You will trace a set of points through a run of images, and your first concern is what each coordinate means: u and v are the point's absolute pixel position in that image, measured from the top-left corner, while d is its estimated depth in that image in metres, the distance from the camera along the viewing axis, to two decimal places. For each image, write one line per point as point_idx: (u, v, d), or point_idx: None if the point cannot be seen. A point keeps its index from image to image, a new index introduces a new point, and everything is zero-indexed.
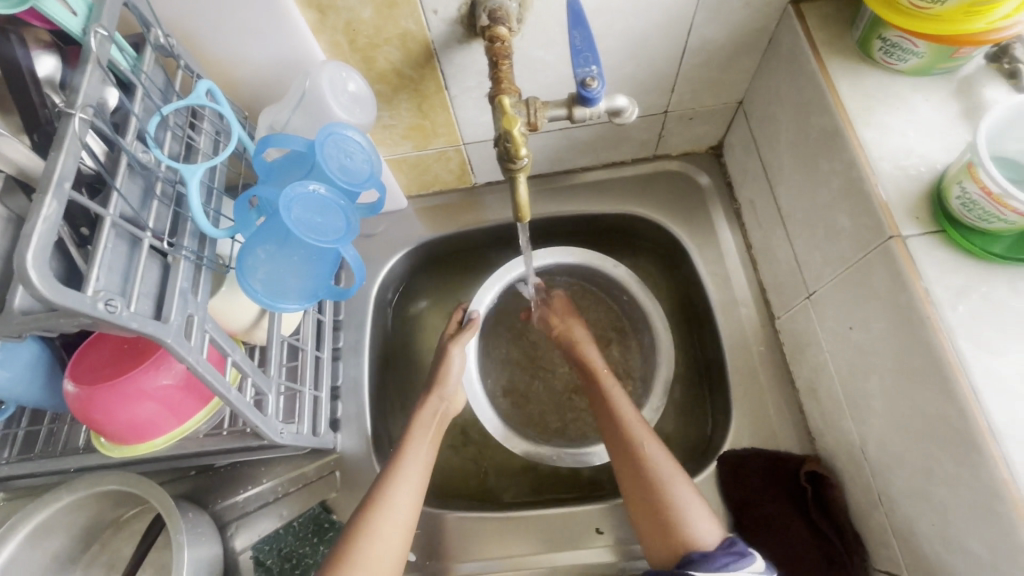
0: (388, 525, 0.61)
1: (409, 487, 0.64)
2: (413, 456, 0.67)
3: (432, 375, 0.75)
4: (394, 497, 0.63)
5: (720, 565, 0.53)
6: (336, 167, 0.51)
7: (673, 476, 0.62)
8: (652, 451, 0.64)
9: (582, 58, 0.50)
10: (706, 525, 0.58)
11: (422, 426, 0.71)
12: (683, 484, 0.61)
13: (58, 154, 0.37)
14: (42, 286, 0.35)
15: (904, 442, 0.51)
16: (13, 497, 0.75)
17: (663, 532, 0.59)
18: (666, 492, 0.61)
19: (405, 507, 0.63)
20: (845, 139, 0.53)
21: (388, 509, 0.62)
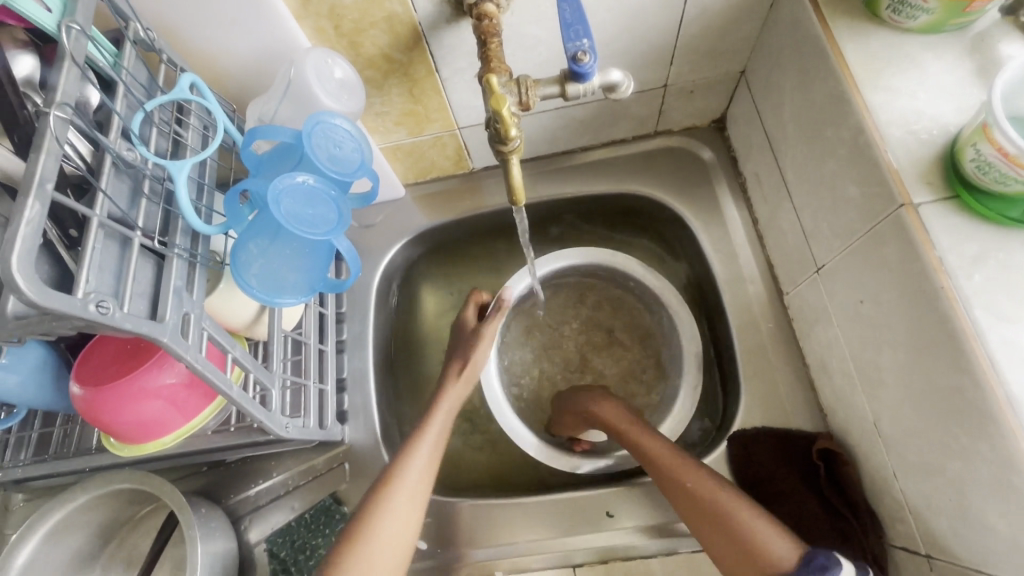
0: (401, 507, 0.59)
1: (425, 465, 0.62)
2: (427, 435, 0.64)
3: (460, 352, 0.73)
4: (406, 476, 0.60)
5: None
6: (325, 157, 0.50)
7: (721, 493, 0.57)
8: (692, 475, 0.59)
9: (573, 31, 0.48)
10: (777, 541, 0.52)
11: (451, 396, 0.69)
12: (735, 499, 0.56)
13: (37, 155, 0.36)
14: (29, 289, 0.34)
15: (919, 416, 0.49)
16: (34, 497, 0.77)
17: (741, 557, 0.53)
18: (723, 512, 0.56)
19: (421, 484, 0.61)
20: (852, 105, 0.51)
21: (401, 488, 0.59)
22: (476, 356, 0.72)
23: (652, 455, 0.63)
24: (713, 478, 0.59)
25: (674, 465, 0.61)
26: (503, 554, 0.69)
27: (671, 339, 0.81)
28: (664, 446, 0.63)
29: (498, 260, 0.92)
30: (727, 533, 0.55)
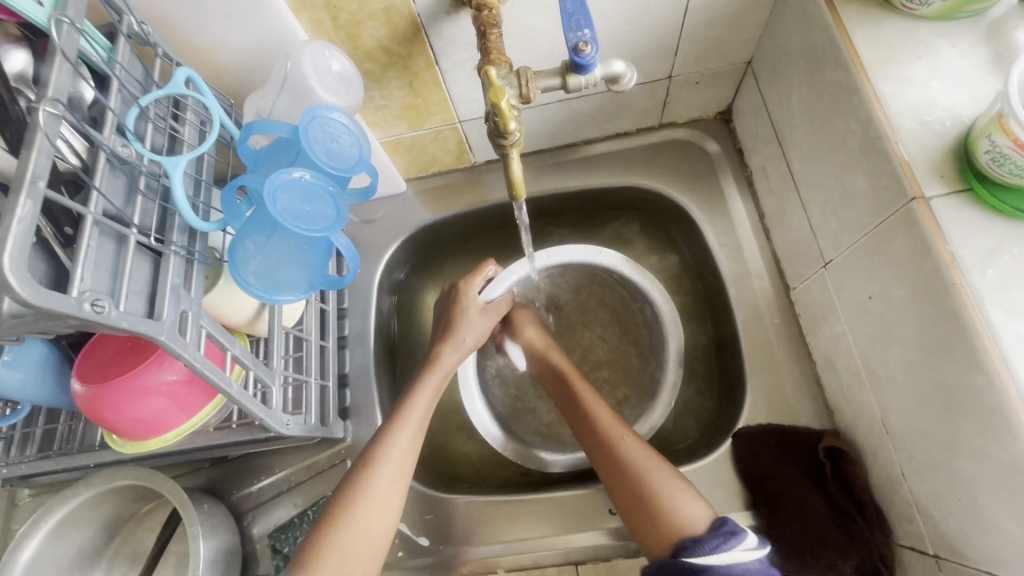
0: (367, 519, 0.56)
1: (392, 473, 0.59)
2: (395, 442, 0.60)
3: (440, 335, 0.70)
4: (372, 487, 0.57)
5: (711, 549, 0.51)
6: (322, 152, 0.50)
7: (649, 459, 0.60)
8: (625, 442, 0.62)
9: (574, 21, 0.47)
10: (692, 507, 0.55)
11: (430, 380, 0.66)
12: (660, 467, 0.59)
13: (29, 152, 0.36)
14: (21, 289, 0.34)
15: (929, 415, 0.48)
16: (40, 492, 0.78)
17: (651, 521, 0.56)
18: (648, 479, 0.58)
19: (390, 493, 0.58)
20: (862, 95, 0.50)
21: (366, 501, 0.57)
22: (445, 353, 0.68)
23: (593, 419, 0.65)
24: (644, 447, 0.61)
25: (613, 426, 0.63)
26: (505, 551, 0.68)
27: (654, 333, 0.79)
28: (607, 412, 0.65)
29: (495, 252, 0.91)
30: (645, 497, 0.57)
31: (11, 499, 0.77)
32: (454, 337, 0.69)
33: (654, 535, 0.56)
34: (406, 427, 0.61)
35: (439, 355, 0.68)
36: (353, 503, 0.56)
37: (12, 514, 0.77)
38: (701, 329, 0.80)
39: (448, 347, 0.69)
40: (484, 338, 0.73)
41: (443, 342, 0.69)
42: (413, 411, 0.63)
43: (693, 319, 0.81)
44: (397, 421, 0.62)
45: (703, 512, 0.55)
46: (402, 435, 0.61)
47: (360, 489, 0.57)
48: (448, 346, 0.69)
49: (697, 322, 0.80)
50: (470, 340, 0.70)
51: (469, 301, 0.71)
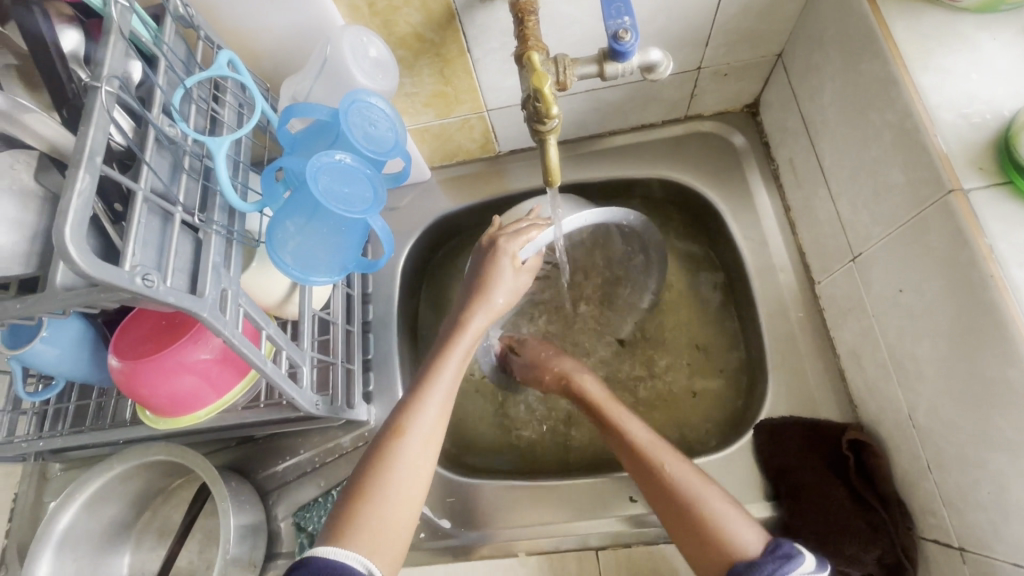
0: (399, 493, 0.53)
1: (421, 442, 0.56)
2: (423, 415, 0.56)
3: (472, 287, 0.65)
4: (400, 458, 0.54)
5: (768, 573, 0.48)
6: (361, 136, 0.50)
7: (699, 482, 0.57)
8: (671, 460, 0.60)
9: (614, 8, 0.47)
10: (746, 530, 0.53)
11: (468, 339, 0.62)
12: (708, 486, 0.57)
13: (87, 128, 0.37)
14: (81, 261, 0.35)
15: (960, 407, 0.48)
16: (71, 466, 0.80)
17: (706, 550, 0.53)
18: (699, 501, 0.56)
19: (421, 463, 0.55)
20: (899, 88, 0.50)
21: (396, 472, 0.54)
22: (475, 319, 0.63)
23: (631, 439, 0.63)
24: (692, 467, 0.59)
25: (653, 448, 0.61)
26: (526, 536, 0.69)
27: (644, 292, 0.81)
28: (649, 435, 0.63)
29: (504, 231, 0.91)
30: (696, 519, 0.55)
31: (43, 473, 0.80)
32: (486, 298, 0.63)
33: (709, 557, 0.53)
34: (435, 397, 0.58)
35: (469, 316, 0.63)
36: (383, 472, 0.54)
37: (44, 488, 0.79)
38: (722, 321, 0.80)
39: (479, 311, 0.63)
40: (518, 293, 0.67)
41: (475, 302, 0.63)
42: (442, 379, 0.59)
43: (714, 311, 0.81)
44: (428, 389, 0.58)
45: (758, 537, 0.53)
46: (432, 404, 0.57)
47: (389, 460, 0.54)
48: (479, 308, 0.63)
49: (719, 315, 0.80)
50: (502, 302, 0.64)
51: (506, 261, 0.64)
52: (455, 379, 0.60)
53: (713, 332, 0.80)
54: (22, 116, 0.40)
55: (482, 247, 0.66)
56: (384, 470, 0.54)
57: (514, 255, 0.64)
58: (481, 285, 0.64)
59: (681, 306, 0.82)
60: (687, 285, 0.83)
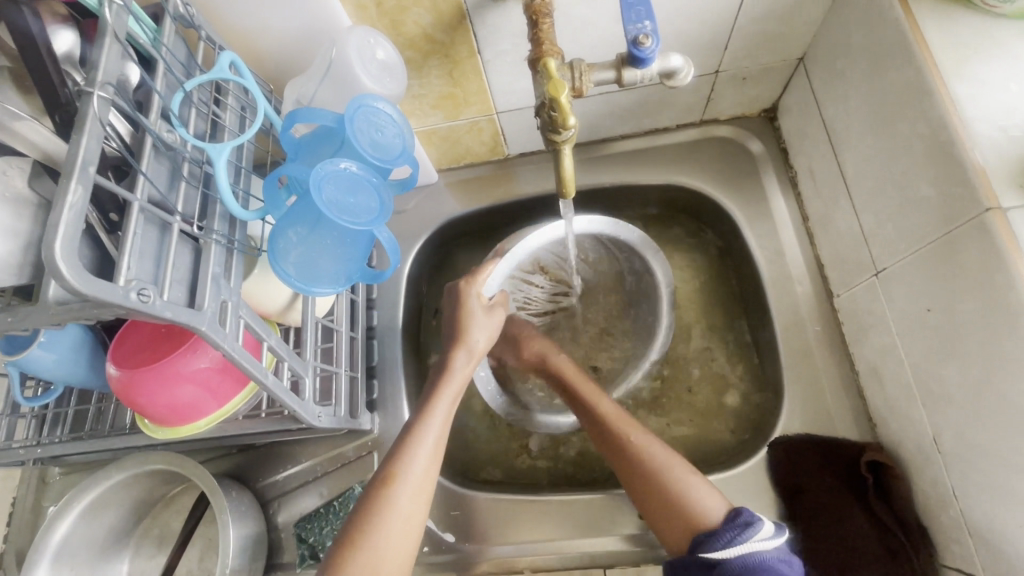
0: (392, 546, 0.53)
1: (412, 491, 0.55)
2: (412, 463, 0.56)
3: (451, 331, 0.65)
4: (392, 509, 0.54)
5: (725, 542, 0.52)
6: (367, 143, 0.48)
7: (665, 453, 0.60)
8: (636, 433, 0.63)
9: (635, 12, 0.45)
10: (706, 495, 0.57)
11: (452, 381, 0.62)
12: (673, 458, 0.60)
13: (80, 136, 0.35)
14: (72, 277, 0.33)
15: (990, 434, 0.46)
16: (70, 471, 0.79)
17: (671, 514, 0.57)
18: (664, 472, 0.59)
19: (413, 513, 0.55)
20: (933, 97, 0.47)
21: (387, 523, 0.53)
22: (457, 362, 0.63)
23: (601, 413, 0.65)
24: (655, 438, 0.62)
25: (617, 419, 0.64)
26: (532, 550, 0.68)
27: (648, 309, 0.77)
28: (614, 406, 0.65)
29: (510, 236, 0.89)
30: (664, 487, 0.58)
31: (42, 477, 0.79)
32: (465, 341, 0.64)
33: (675, 519, 0.57)
34: (423, 445, 0.57)
35: (450, 362, 0.63)
36: (376, 525, 0.53)
37: (43, 492, 0.78)
38: (735, 332, 0.78)
39: (460, 355, 0.64)
40: (495, 336, 0.67)
41: (454, 346, 0.64)
42: (431, 424, 0.59)
43: (728, 321, 0.79)
44: (415, 435, 0.58)
45: (717, 498, 0.57)
46: (421, 452, 0.57)
47: (381, 511, 0.54)
48: (459, 352, 0.64)
49: (732, 325, 0.78)
50: (481, 344, 0.65)
51: (474, 303, 0.65)
52: (446, 423, 0.60)
53: (726, 343, 0.78)
54: (12, 124, 0.40)
55: (453, 293, 0.67)
56: (374, 522, 0.53)
57: (479, 295, 0.66)
58: (457, 330, 0.65)
59: (693, 315, 0.80)
60: (700, 294, 0.81)
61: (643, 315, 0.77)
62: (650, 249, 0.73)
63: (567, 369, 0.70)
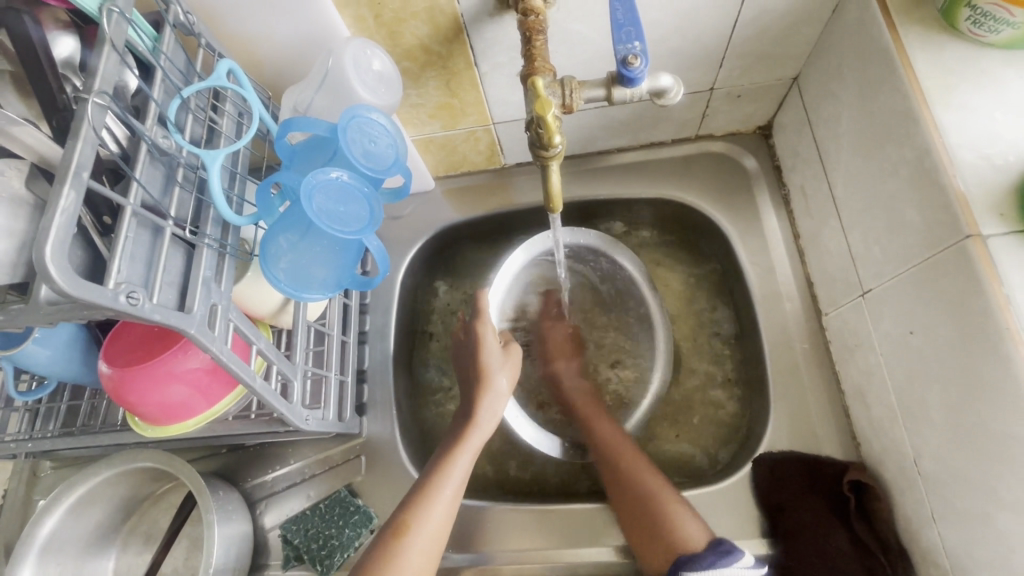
0: None
1: (423, 546, 0.57)
2: (426, 515, 0.58)
3: (473, 372, 0.68)
4: (402, 564, 0.55)
5: (705, 565, 0.53)
6: (360, 152, 0.49)
7: (659, 482, 0.62)
8: (631, 458, 0.65)
9: (624, 32, 0.45)
10: (691, 525, 0.57)
11: (479, 429, 0.65)
12: (664, 486, 0.62)
13: (75, 141, 0.36)
14: (61, 280, 0.34)
15: (968, 458, 0.47)
16: (61, 466, 0.79)
17: (652, 533, 0.58)
18: (657, 498, 0.60)
19: (421, 567, 0.57)
20: (919, 123, 0.48)
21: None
22: (481, 411, 0.65)
23: (603, 439, 0.68)
24: (652, 468, 0.64)
25: (615, 442, 0.67)
26: (515, 559, 0.68)
27: (638, 327, 0.79)
28: (613, 429, 0.69)
29: (507, 244, 0.90)
30: (651, 511, 0.60)
31: (34, 470, 0.79)
32: (490, 383, 0.67)
33: (653, 545, 0.58)
34: (440, 501, 0.59)
35: (475, 411, 0.65)
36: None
37: (34, 486, 0.79)
38: (726, 348, 0.78)
39: (487, 401, 0.66)
40: (515, 377, 0.70)
41: (479, 390, 0.66)
42: (450, 477, 0.61)
43: (717, 336, 0.79)
44: (434, 489, 0.60)
45: (704, 531, 0.57)
46: (438, 506, 0.59)
47: (390, 565, 0.55)
48: (485, 398, 0.66)
49: (723, 341, 0.79)
50: (505, 384, 0.67)
51: (491, 341, 0.69)
52: (465, 475, 0.62)
53: (716, 358, 0.78)
54: (12, 129, 0.39)
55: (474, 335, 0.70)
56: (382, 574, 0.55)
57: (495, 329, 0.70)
58: (476, 370, 0.68)
59: (684, 329, 0.81)
60: (692, 308, 0.81)
61: (633, 325, 0.79)
62: (642, 275, 0.77)
63: (580, 397, 0.73)
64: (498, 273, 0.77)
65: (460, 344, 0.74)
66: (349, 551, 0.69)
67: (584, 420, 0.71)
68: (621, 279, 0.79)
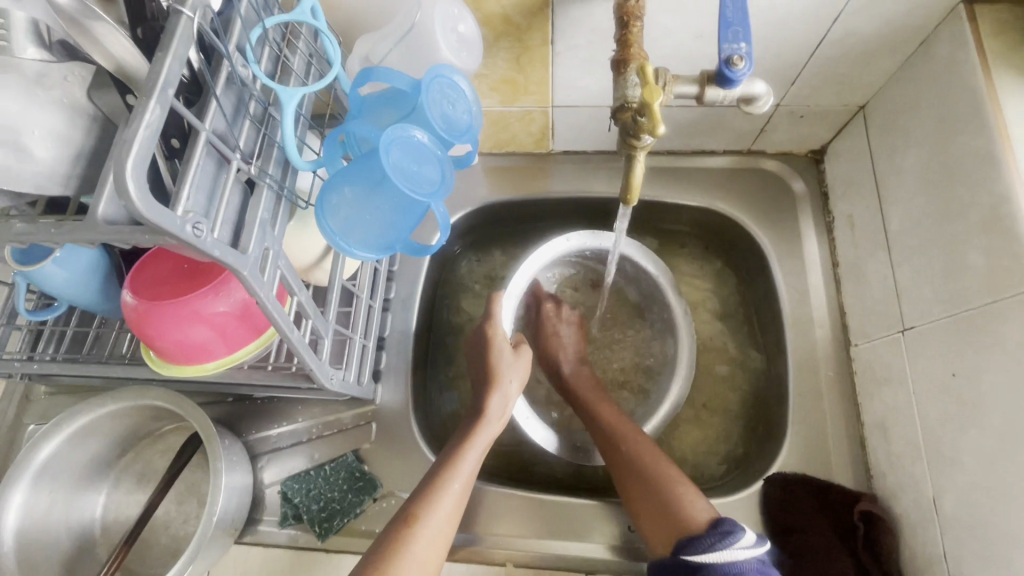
0: None
1: (432, 536, 0.55)
2: (439, 505, 0.56)
3: (483, 371, 0.68)
4: (411, 550, 0.53)
5: (704, 548, 0.52)
6: (438, 114, 0.47)
7: (664, 462, 0.62)
8: (633, 439, 0.65)
9: (731, 32, 0.44)
10: (697, 505, 0.57)
11: (489, 426, 0.64)
12: (670, 465, 0.62)
13: (165, 55, 0.34)
14: (136, 196, 0.32)
15: (998, 503, 0.48)
16: (55, 393, 0.77)
17: (661, 514, 0.58)
18: (656, 478, 0.61)
19: (429, 559, 0.54)
20: (1001, 171, 0.48)
21: (405, 565, 0.52)
22: (491, 405, 0.65)
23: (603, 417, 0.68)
24: (654, 446, 0.64)
25: (618, 425, 0.67)
26: (516, 545, 0.68)
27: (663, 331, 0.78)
28: (613, 411, 0.69)
29: (539, 230, 0.89)
30: (656, 488, 0.60)
31: (26, 394, 0.76)
32: (500, 382, 0.66)
33: (661, 527, 0.58)
34: (451, 489, 0.58)
35: (486, 405, 0.65)
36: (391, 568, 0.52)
37: (25, 409, 0.76)
38: (746, 366, 0.78)
39: (495, 397, 0.65)
40: (524, 379, 0.70)
41: (489, 388, 0.66)
42: (461, 468, 0.59)
43: (737, 351, 0.79)
44: (444, 481, 0.58)
45: (708, 509, 0.57)
46: (447, 496, 0.57)
47: (398, 554, 0.53)
48: (495, 396, 0.65)
49: (744, 358, 0.79)
50: (514, 385, 0.67)
51: (502, 344, 0.68)
52: (473, 470, 0.61)
53: (734, 373, 0.78)
54: (90, 24, 0.35)
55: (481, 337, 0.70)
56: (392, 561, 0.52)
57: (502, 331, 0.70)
58: (487, 369, 0.67)
59: (706, 341, 0.81)
60: (717, 320, 0.81)
61: (660, 323, 0.79)
62: (666, 274, 0.76)
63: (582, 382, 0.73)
64: (515, 274, 0.74)
65: (471, 350, 0.72)
66: (350, 517, 0.69)
67: (584, 404, 0.71)
68: (649, 283, 0.78)
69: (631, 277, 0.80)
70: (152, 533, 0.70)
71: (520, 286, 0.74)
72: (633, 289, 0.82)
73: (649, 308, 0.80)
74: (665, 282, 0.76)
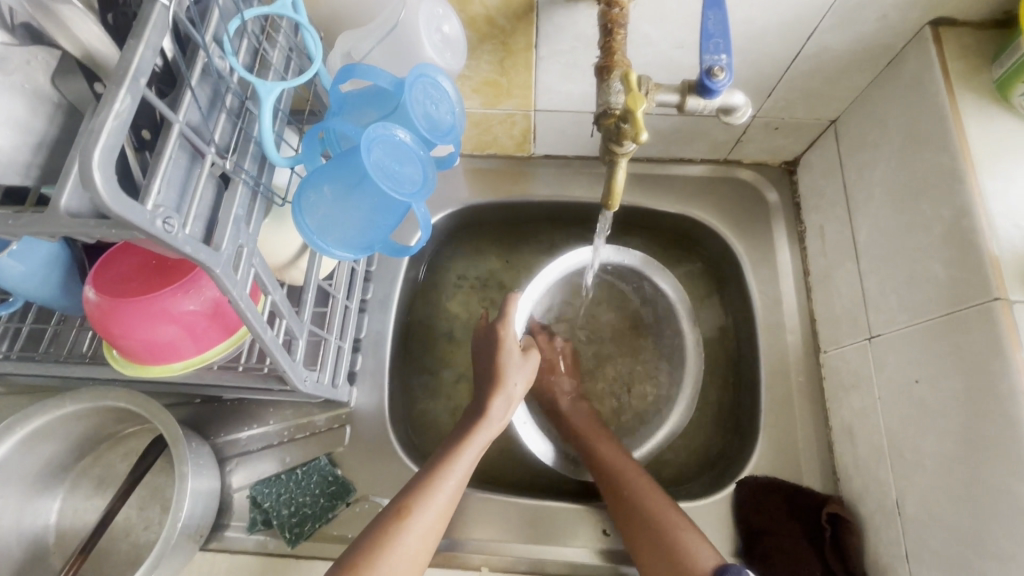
0: None
1: (423, 531, 0.54)
2: (430, 503, 0.55)
3: (490, 371, 0.67)
4: (398, 546, 0.52)
5: None
6: (421, 114, 0.47)
7: (658, 499, 0.62)
8: (636, 479, 0.65)
9: (713, 43, 0.45)
10: (701, 548, 0.56)
11: (489, 425, 0.63)
12: (667, 507, 0.61)
13: (137, 43, 0.33)
14: (103, 188, 0.30)
15: (957, 507, 0.50)
16: (7, 393, 0.73)
17: (664, 554, 0.57)
18: (656, 514, 0.60)
19: (417, 554, 0.54)
20: (964, 187, 0.51)
21: (393, 557, 0.52)
22: (495, 406, 0.64)
23: (600, 457, 0.68)
24: (654, 486, 0.64)
25: (621, 465, 0.67)
26: (492, 550, 0.67)
27: (669, 344, 0.80)
28: (613, 449, 0.69)
29: (522, 234, 0.89)
30: (657, 530, 0.59)
31: None
32: (504, 385, 0.65)
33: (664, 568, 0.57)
34: (444, 487, 0.57)
35: (487, 407, 0.64)
36: (378, 560, 0.51)
37: None
38: (720, 371, 0.80)
39: (498, 400, 0.64)
40: (529, 382, 0.69)
41: (493, 390, 0.65)
42: (456, 468, 0.58)
43: (711, 357, 0.81)
44: (439, 478, 0.57)
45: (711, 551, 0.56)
46: (441, 492, 0.56)
47: (388, 544, 0.52)
48: (498, 398, 0.64)
49: (717, 363, 0.80)
50: (518, 388, 0.66)
51: (512, 346, 0.68)
52: (469, 471, 0.60)
53: (708, 378, 0.80)
54: (58, 8, 0.34)
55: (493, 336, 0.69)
56: (379, 556, 0.51)
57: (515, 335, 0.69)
58: (496, 368, 0.66)
59: None
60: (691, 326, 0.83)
61: (666, 337, 0.80)
62: (685, 306, 0.77)
63: (579, 418, 0.73)
64: (532, 280, 0.76)
65: (479, 342, 0.72)
66: (322, 522, 0.67)
67: (583, 439, 0.71)
68: (664, 305, 0.80)
69: (645, 298, 0.82)
70: (110, 541, 0.67)
71: (535, 293, 0.76)
72: (644, 310, 0.82)
73: (659, 330, 0.81)
74: (682, 308, 0.78)
